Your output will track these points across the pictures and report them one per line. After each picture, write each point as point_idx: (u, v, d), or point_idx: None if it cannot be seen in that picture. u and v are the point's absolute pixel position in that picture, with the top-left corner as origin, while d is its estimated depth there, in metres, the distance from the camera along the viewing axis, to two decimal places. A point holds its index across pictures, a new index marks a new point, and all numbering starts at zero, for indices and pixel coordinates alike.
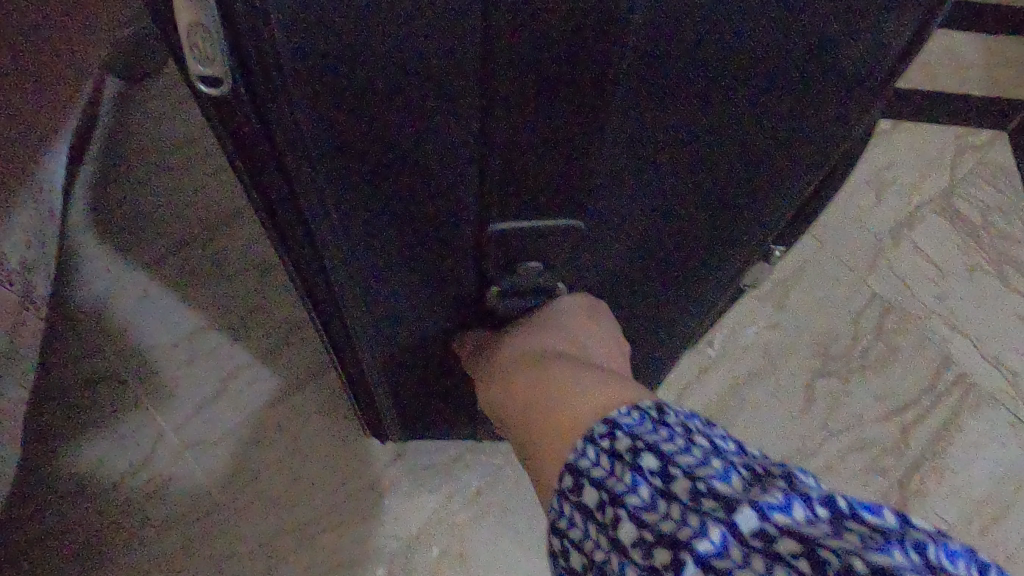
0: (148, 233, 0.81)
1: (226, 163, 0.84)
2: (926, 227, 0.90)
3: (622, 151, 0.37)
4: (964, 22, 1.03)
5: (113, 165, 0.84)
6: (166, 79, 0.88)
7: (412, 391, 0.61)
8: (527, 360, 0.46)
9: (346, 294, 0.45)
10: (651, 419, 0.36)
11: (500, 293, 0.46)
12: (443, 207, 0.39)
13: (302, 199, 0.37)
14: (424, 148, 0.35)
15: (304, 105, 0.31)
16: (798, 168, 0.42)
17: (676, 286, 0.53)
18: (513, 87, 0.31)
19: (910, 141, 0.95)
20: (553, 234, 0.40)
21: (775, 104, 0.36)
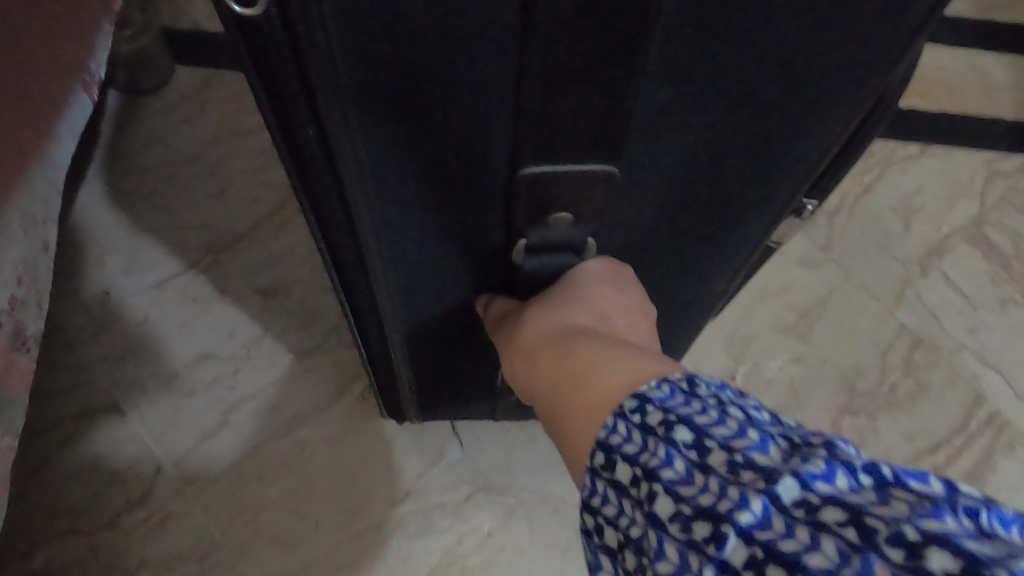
0: (150, 257, 0.78)
1: (230, 183, 0.82)
2: (955, 256, 0.87)
3: (662, 88, 0.36)
4: (993, 43, 1.00)
5: (115, 184, 0.81)
6: (171, 96, 0.86)
7: (432, 363, 0.60)
8: (552, 334, 0.45)
9: (373, 250, 0.44)
10: (682, 391, 0.33)
11: (528, 249, 0.45)
12: (474, 150, 0.38)
13: (332, 140, 0.36)
14: (461, 80, 0.34)
15: (337, 26, 0.31)
16: (836, 110, 0.40)
17: (702, 250, 0.51)
18: (557, 14, 0.30)
19: (939, 166, 0.92)
20: (585, 180, 0.38)
21: (828, 26, 0.34)
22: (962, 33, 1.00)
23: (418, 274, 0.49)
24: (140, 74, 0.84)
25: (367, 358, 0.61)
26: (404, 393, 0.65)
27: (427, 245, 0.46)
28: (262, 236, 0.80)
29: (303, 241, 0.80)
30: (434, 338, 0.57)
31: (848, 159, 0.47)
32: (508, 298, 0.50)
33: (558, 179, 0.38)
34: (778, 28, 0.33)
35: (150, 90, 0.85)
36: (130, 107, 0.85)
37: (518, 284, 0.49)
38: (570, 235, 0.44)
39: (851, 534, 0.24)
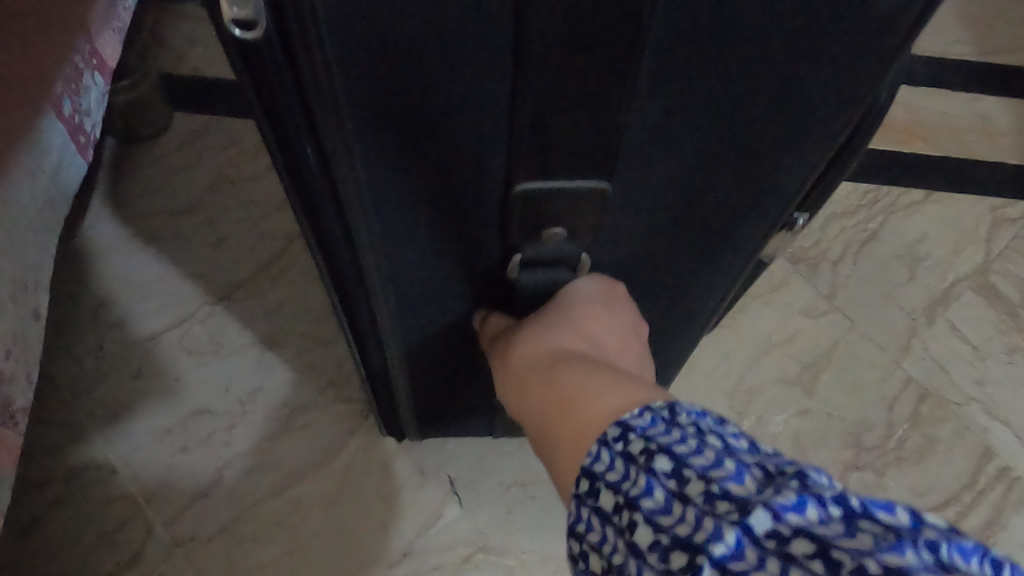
0: (146, 309, 0.77)
1: (228, 232, 0.81)
2: (961, 305, 0.86)
3: (653, 105, 0.36)
4: (996, 86, 1.00)
5: (112, 234, 0.80)
6: (170, 142, 0.86)
7: (430, 384, 0.61)
8: (540, 357, 0.43)
9: (371, 267, 0.46)
10: (663, 419, 0.33)
11: (523, 262, 0.44)
12: (468, 171, 0.39)
13: (332, 162, 0.38)
14: (459, 104, 0.35)
15: (337, 56, 0.32)
16: (817, 139, 0.40)
17: (694, 270, 0.52)
18: (548, 39, 0.31)
19: (943, 213, 0.91)
20: (578, 200, 0.38)
21: (811, 50, 0.34)
22: (963, 77, 1.00)
23: (415, 291, 0.49)
24: (138, 122, 0.83)
25: (366, 372, 0.62)
26: (403, 410, 0.65)
27: (425, 265, 0.47)
28: (259, 286, 0.79)
29: (301, 291, 0.79)
30: (431, 358, 0.57)
31: (835, 179, 0.47)
32: (501, 316, 0.50)
33: (551, 194, 0.38)
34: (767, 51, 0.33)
35: (145, 139, 0.85)
36: (129, 155, 0.84)
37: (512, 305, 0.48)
38: (566, 251, 0.43)
39: (818, 567, 0.24)
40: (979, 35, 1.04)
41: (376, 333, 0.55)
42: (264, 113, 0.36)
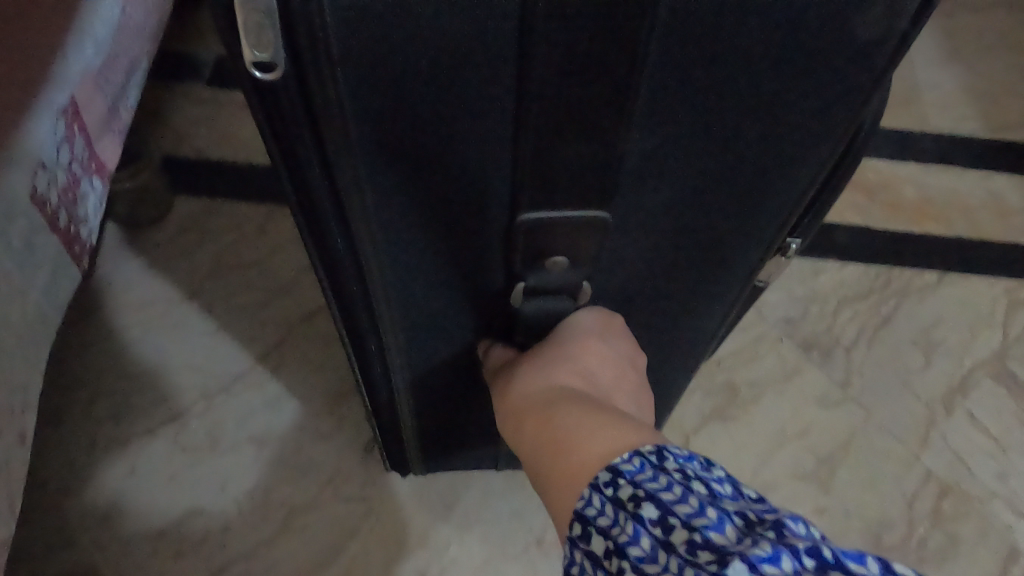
0: (142, 400, 0.75)
1: (228, 317, 0.80)
2: (980, 394, 0.83)
3: (650, 133, 0.39)
4: (1003, 162, 0.99)
5: (110, 325, 0.79)
6: (172, 226, 0.85)
7: (437, 411, 0.62)
8: (537, 397, 0.46)
9: (380, 294, 0.47)
10: (651, 465, 0.35)
11: (526, 292, 0.47)
12: (473, 197, 0.41)
13: (340, 188, 0.39)
14: (464, 131, 0.37)
15: (352, 93, 0.34)
16: (802, 165, 0.43)
17: (691, 297, 0.54)
18: (551, 67, 0.33)
19: (957, 295, 0.89)
20: (579, 228, 0.41)
21: (797, 76, 0.36)
22: (970, 155, 0.99)
23: (422, 312, 0.51)
24: (139, 209, 0.82)
25: (372, 402, 0.63)
26: (409, 438, 0.66)
27: (431, 286, 0.48)
28: (259, 378, 0.77)
29: (301, 383, 0.77)
30: (438, 382, 0.58)
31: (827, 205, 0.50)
32: (503, 347, 0.53)
33: (553, 225, 0.41)
34: (757, 80, 0.36)
35: (131, 232, 0.84)
36: (131, 242, 0.83)
37: (515, 338, 0.51)
38: (567, 279, 0.46)
39: None
40: (985, 112, 1.04)
41: (382, 359, 0.56)
42: (275, 150, 0.38)
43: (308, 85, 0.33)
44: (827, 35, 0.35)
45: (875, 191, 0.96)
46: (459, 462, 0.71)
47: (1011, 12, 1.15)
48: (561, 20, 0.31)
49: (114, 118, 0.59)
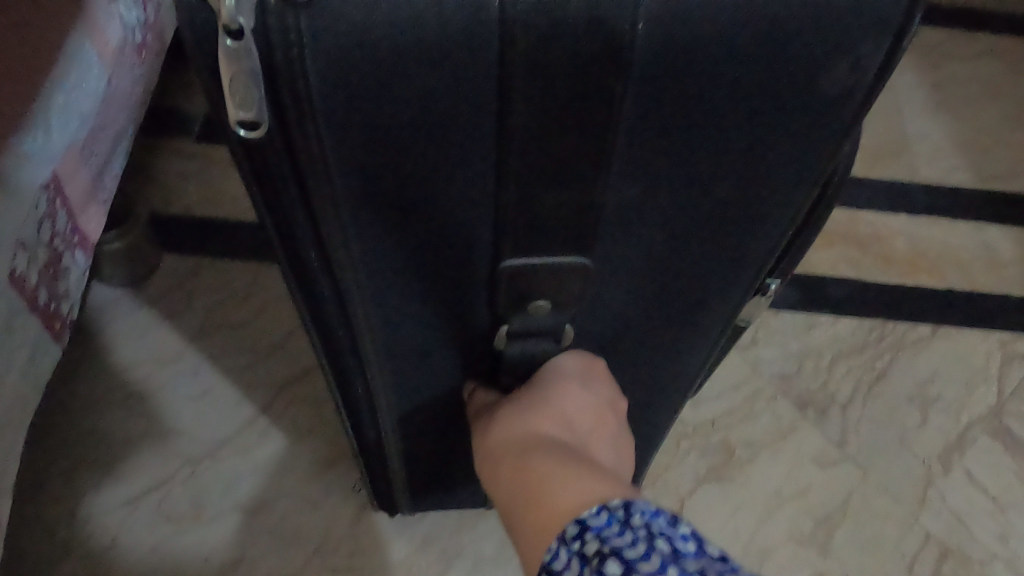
0: (124, 466, 0.74)
1: (215, 378, 0.79)
2: (978, 451, 0.82)
3: (629, 180, 0.39)
4: (991, 213, 1.00)
5: (92, 389, 0.77)
6: (158, 284, 0.84)
7: (427, 453, 0.62)
8: (514, 441, 0.46)
9: (368, 342, 0.48)
10: (618, 520, 0.35)
11: (510, 335, 0.48)
12: (457, 246, 0.42)
13: (326, 239, 0.39)
14: (448, 181, 0.37)
15: (335, 147, 0.35)
16: (777, 211, 0.43)
17: (673, 337, 0.54)
18: (529, 118, 0.34)
19: (952, 348, 0.89)
20: (560, 271, 0.42)
21: (767, 126, 0.37)
22: (959, 206, 1.00)
23: (408, 356, 0.51)
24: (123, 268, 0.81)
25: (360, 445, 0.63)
26: (395, 476, 0.65)
27: (417, 330, 0.48)
28: (245, 444, 0.76)
29: (288, 448, 0.76)
30: (424, 424, 0.58)
31: (801, 247, 0.50)
32: (487, 391, 0.53)
33: (535, 269, 0.42)
34: (727, 128, 0.37)
35: (112, 295, 0.83)
36: (115, 303, 0.83)
37: (500, 380, 0.52)
38: (551, 323, 0.47)
39: None
40: (974, 163, 1.05)
41: (369, 401, 0.55)
42: (262, 204, 0.38)
43: (293, 137, 0.34)
44: (792, 88, 0.35)
45: (867, 245, 0.96)
46: (445, 501, 0.70)
47: (996, 61, 1.16)
48: (536, 71, 0.32)
49: (99, 189, 0.58)
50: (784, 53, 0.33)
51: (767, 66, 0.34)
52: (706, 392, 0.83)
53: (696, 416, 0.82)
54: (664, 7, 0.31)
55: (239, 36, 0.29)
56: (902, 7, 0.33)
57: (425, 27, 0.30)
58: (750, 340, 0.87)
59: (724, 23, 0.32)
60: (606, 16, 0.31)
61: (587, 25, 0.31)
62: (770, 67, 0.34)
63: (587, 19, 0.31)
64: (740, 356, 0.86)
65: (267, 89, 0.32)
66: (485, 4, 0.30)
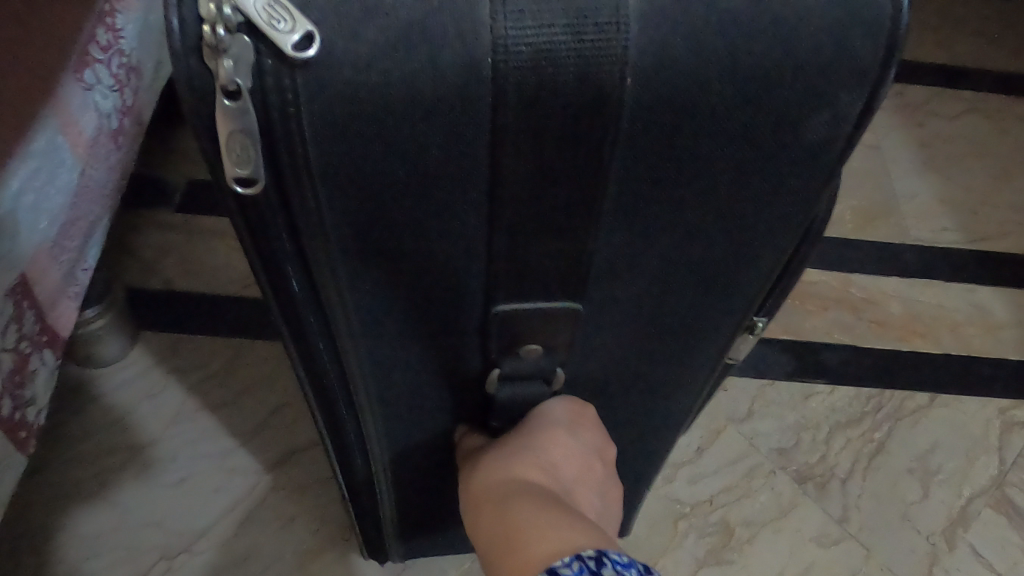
0: (96, 561, 0.70)
1: (193, 464, 0.76)
2: (981, 525, 0.80)
3: (619, 229, 0.39)
4: (982, 273, 0.99)
5: (63, 477, 0.74)
6: (134, 367, 0.81)
7: (419, 496, 0.61)
8: (497, 486, 0.44)
9: (360, 389, 0.47)
10: (589, 571, 0.36)
11: (501, 378, 0.47)
12: (450, 295, 0.41)
13: (319, 284, 0.38)
14: (440, 231, 0.36)
15: (329, 197, 0.34)
16: (759, 259, 0.43)
17: (662, 381, 0.53)
18: (519, 168, 0.33)
19: (951, 418, 0.87)
20: (552, 316, 0.41)
21: (747, 175, 0.36)
22: (951, 265, 0.99)
23: (400, 396, 0.49)
24: (99, 346, 0.79)
25: (349, 490, 0.61)
26: (385, 519, 0.64)
27: (407, 373, 0.47)
28: (223, 535, 0.72)
29: (270, 536, 0.73)
30: (414, 465, 0.57)
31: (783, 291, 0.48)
32: (477, 434, 0.51)
33: (527, 315, 0.41)
34: (714, 177, 0.36)
35: (81, 379, 0.79)
36: (86, 385, 0.79)
37: (489, 424, 0.50)
38: (540, 366, 0.45)
39: None
40: (964, 223, 1.05)
41: (362, 445, 0.54)
42: (258, 268, 0.37)
43: (290, 194, 0.33)
44: (776, 139, 0.35)
45: (860, 309, 0.95)
46: (434, 546, 0.69)
47: (983, 119, 1.17)
48: (526, 121, 0.32)
49: (70, 283, 0.56)
50: (768, 101, 0.33)
51: (750, 115, 0.33)
52: (703, 468, 0.81)
53: (693, 494, 0.79)
54: (649, 61, 0.31)
55: (236, 95, 0.28)
56: (881, 57, 0.32)
57: (418, 81, 0.30)
58: (746, 412, 0.85)
59: (714, 76, 0.31)
60: (594, 73, 0.30)
61: (577, 80, 0.30)
62: (756, 116, 0.33)
63: (577, 74, 0.30)
64: (737, 430, 0.84)
65: (264, 146, 0.31)
66: (478, 64, 0.30)
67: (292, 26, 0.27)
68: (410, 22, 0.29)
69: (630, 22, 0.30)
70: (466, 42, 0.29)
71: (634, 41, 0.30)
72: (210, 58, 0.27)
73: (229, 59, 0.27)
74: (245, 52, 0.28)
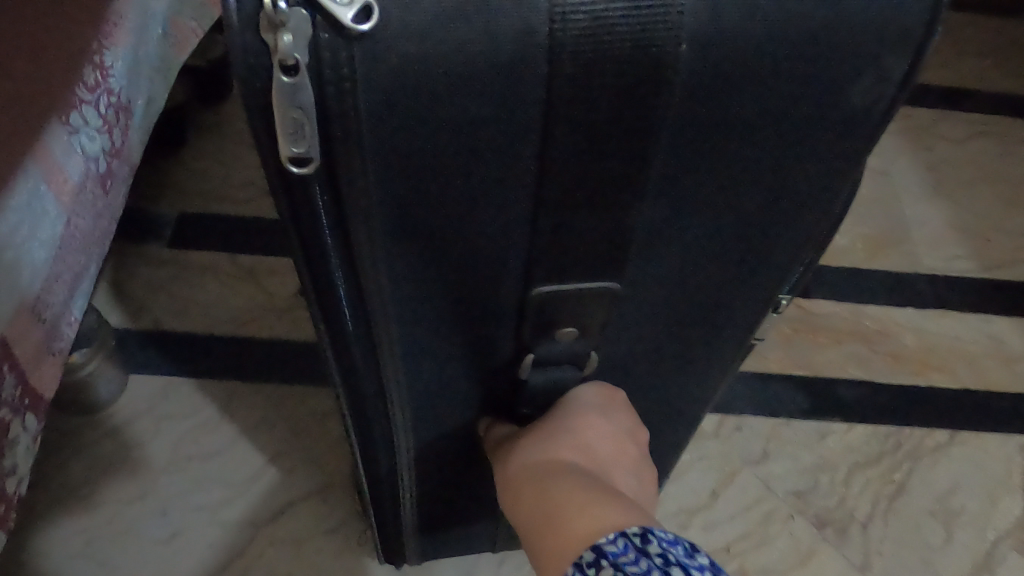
0: None
1: (183, 519, 0.72)
2: (1008, 570, 0.77)
3: (661, 204, 0.39)
4: (998, 301, 0.97)
5: (45, 532, 0.70)
6: (124, 412, 0.77)
7: (446, 485, 0.60)
8: (535, 472, 0.45)
9: (393, 384, 0.46)
10: (634, 547, 0.36)
11: (535, 363, 0.46)
12: (489, 276, 0.40)
13: (360, 271, 0.37)
14: (484, 207, 0.36)
15: (378, 175, 0.34)
16: (790, 235, 0.43)
17: (685, 364, 0.53)
18: (575, 142, 0.33)
19: (972, 456, 0.84)
20: (589, 297, 0.41)
21: (789, 145, 0.37)
22: (964, 292, 0.97)
23: (435, 383, 0.49)
24: (86, 395, 0.74)
25: (372, 490, 0.60)
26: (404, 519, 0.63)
27: (439, 362, 0.47)
28: None
29: None
30: (437, 458, 0.56)
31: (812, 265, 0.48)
32: (504, 424, 0.51)
33: (565, 297, 0.41)
34: (759, 147, 0.36)
35: (65, 429, 0.75)
36: (71, 432, 0.75)
37: (517, 410, 0.50)
38: (575, 350, 0.45)
39: None
40: (977, 250, 1.02)
41: (390, 443, 0.53)
42: (298, 253, 0.37)
43: (340, 174, 0.32)
44: (819, 109, 0.35)
45: (875, 341, 0.92)
46: (450, 546, 0.69)
47: (991, 141, 1.15)
48: (584, 89, 0.31)
49: (53, 342, 0.51)
50: (812, 65, 0.33)
51: (793, 85, 0.34)
52: (717, 513, 0.78)
53: (709, 542, 0.76)
54: (706, 29, 0.31)
55: (296, 71, 0.28)
56: (925, 20, 0.32)
57: (474, 53, 0.30)
58: (761, 453, 0.82)
59: (760, 40, 0.32)
60: (651, 39, 0.30)
61: (633, 49, 0.30)
62: (800, 84, 0.34)
63: (634, 41, 0.30)
64: (752, 472, 0.81)
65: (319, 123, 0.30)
66: (535, 30, 0.30)
67: (349, 0, 0.27)
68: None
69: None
70: (524, 11, 0.30)
71: (689, 6, 0.30)
72: (268, 31, 0.27)
73: (287, 33, 0.27)
74: (303, 27, 0.28)
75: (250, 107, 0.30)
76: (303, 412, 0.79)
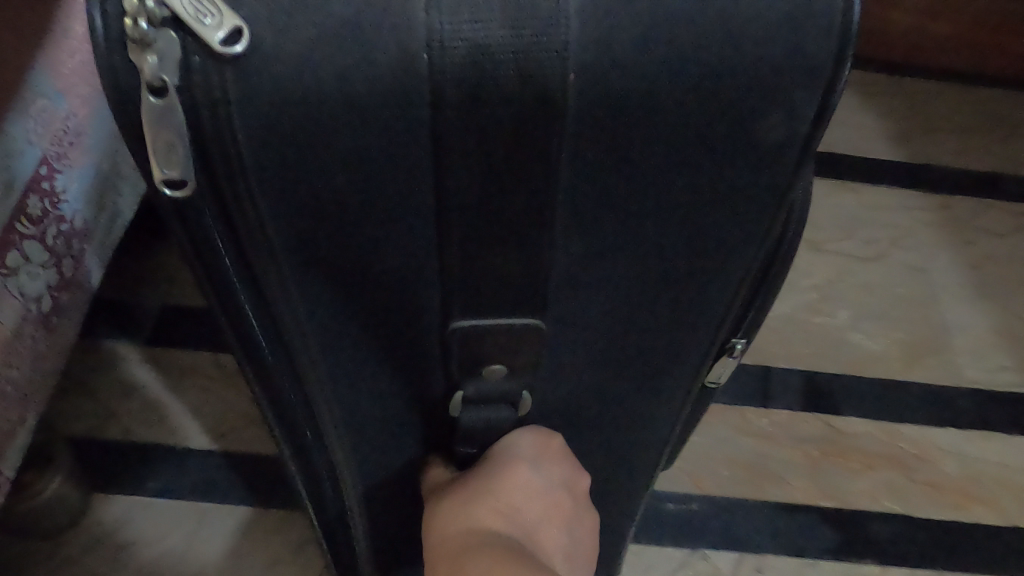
0: None
1: None
2: None
3: (574, 244, 0.37)
4: None
5: None
6: (89, 534, 0.71)
7: (393, 548, 0.56)
8: (454, 540, 0.41)
9: (320, 416, 0.44)
10: None
11: (465, 402, 0.43)
12: (403, 304, 0.38)
13: (261, 287, 0.36)
14: (386, 240, 0.35)
15: (269, 204, 0.33)
16: (734, 264, 0.40)
17: (643, 412, 0.50)
18: (469, 173, 0.32)
19: None
20: (510, 331, 0.38)
21: (707, 172, 0.35)
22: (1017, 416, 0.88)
23: (370, 430, 0.46)
24: (44, 520, 0.68)
25: (324, 526, 0.57)
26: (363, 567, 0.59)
27: (374, 402, 0.44)
28: None
29: None
30: (389, 511, 0.53)
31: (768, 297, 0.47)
32: (444, 466, 0.47)
33: (486, 331, 0.38)
34: (669, 177, 0.35)
35: (16, 558, 0.69)
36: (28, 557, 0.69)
37: (457, 452, 0.46)
38: (506, 389, 0.42)
39: None
40: None
41: (332, 481, 0.51)
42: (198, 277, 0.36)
43: (220, 187, 0.32)
44: (733, 140, 0.34)
45: (912, 467, 0.84)
46: None
47: None
48: (470, 115, 0.30)
49: None
50: (718, 101, 0.32)
51: (703, 116, 0.33)
52: None
53: None
54: (592, 55, 0.30)
55: (163, 92, 0.28)
56: (835, 49, 0.32)
57: (354, 82, 0.29)
58: None
59: (662, 71, 0.31)
60: (537, 67, 0.29)
61: (519, 79, 0.29)
62: (699, 118, 0.33)
63: (519, 77, 0.29)
64: None
65: (195, 148, 0.30)
66: (415, 59, 0.29)
67: (219, 21, 0.27)
68: (344, 19, 0.28)
69: (570, 17, 0.29)
70: (401, 34, 0.29)
71: (576, 35, 0.29)
72: (134, 52, 0.27)
73: (153, 55, 0.27)
74: (171, 48, 0.27)
75: (125, 127, 0.30)
76: (279, 543, 0.72)
